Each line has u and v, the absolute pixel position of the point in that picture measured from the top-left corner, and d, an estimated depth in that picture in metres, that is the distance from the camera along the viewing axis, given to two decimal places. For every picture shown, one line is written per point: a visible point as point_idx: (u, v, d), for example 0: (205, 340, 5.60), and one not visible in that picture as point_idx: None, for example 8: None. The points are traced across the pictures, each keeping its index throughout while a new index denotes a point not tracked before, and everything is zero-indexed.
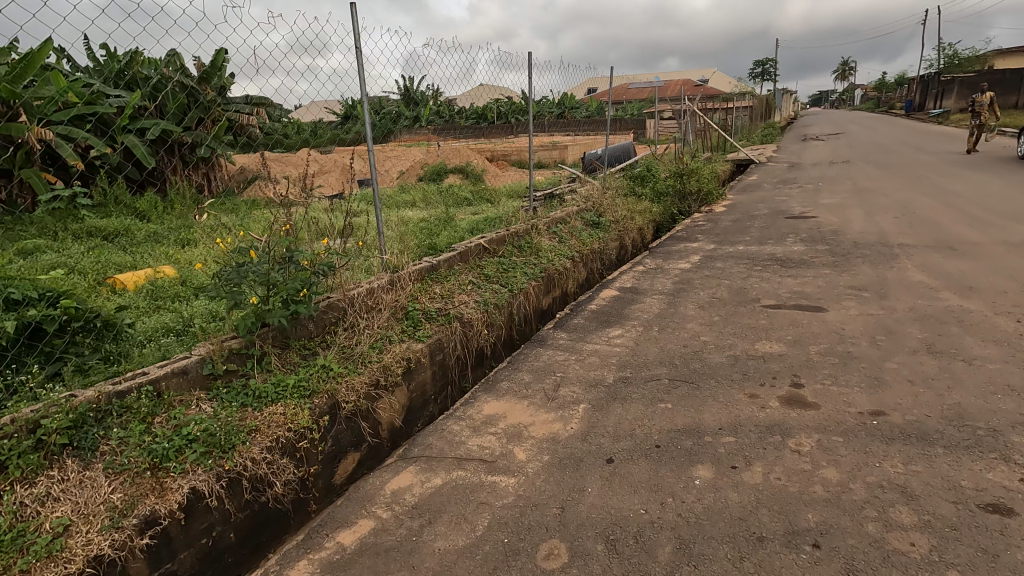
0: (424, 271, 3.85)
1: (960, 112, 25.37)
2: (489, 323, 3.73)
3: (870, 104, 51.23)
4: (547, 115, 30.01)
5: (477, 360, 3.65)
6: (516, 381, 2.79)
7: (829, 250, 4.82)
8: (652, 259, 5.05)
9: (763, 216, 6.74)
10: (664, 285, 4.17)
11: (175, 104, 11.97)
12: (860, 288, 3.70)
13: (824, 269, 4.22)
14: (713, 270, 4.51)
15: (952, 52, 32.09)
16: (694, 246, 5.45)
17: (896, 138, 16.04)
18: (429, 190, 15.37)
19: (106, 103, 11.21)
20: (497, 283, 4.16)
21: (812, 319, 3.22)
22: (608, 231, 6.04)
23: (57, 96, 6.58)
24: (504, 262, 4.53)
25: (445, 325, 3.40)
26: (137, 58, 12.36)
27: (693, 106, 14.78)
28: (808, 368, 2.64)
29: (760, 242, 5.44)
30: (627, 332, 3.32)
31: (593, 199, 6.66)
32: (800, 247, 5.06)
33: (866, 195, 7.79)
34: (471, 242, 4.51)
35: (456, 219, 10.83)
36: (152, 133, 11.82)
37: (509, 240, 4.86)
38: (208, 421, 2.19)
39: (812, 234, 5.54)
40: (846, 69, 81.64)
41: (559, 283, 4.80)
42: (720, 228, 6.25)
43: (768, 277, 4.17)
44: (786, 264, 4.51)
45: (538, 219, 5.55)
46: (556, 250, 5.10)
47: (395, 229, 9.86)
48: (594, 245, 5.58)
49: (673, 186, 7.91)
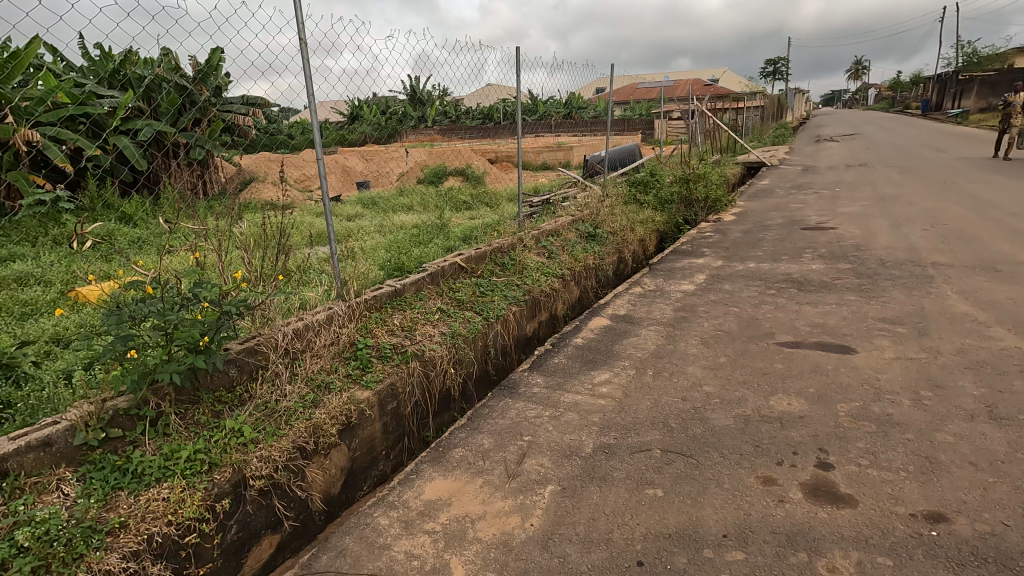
0: (383, 298, 3.35)
1: (979, 112, 24.50)
2: (457, 360, 3.21)
3: (885, 104, 50.13)
4: (554, 115, 29.49)
5: (442, 404, 3.14)
6: (473, 447, 2.27)
7: (852, 270, 4.26)
8: (652, 278, 4.52)
9: (777, 227, 6.18)
10: (663, 313, 3.64)
11: (169, 104, 11.66)
12: (893, 322, 3.14)
13: (849, 295, 3.67)
14: (720, 293, 3.96)
15: (971, 49, 31.11)
16: (700, 263, 4.91)
17: (916, 139, 15.34)
18: (428, 193, 14.93)
19: (99, 104, 10.93)
20: (471, 310, 3.64)
21: (839, 365, 2.67)
22: (605, 243, 5.52)
23: (41, 97, 6.26)
24: (483, 284, 4.00)
25: (401, 366, 2.89)
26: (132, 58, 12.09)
27: (702, 106, 14.23)
28: (838, 437, 2.09)
29: (773, 258, 4.88)
30: (615, 377, 2.78)
31: (590, 208, 6.14)
32: (819, 265, 4.50)
33: (889, 203, 7.19)
34: (446, 261, 4.00)
35: (451, 225, 10.36)
36: (146, 134, 11.51)
37: (489, 258, 4.35)
38: (57, 517, 1.70)
39: (832, 249, 4.97)
40: (860, 69, 80.33)
41: (546, 306, 4.28)
42: (729, 241, 5.70)
43: (784, 304, 3.62)
44: (805, 287, 3.95)
45: (526, 232, 5.04)
46: (544, 267, 4.57)
47: (388, 237, 9.40)
48: (589, 260, 5.05)
49: (679, 192, 7.36)
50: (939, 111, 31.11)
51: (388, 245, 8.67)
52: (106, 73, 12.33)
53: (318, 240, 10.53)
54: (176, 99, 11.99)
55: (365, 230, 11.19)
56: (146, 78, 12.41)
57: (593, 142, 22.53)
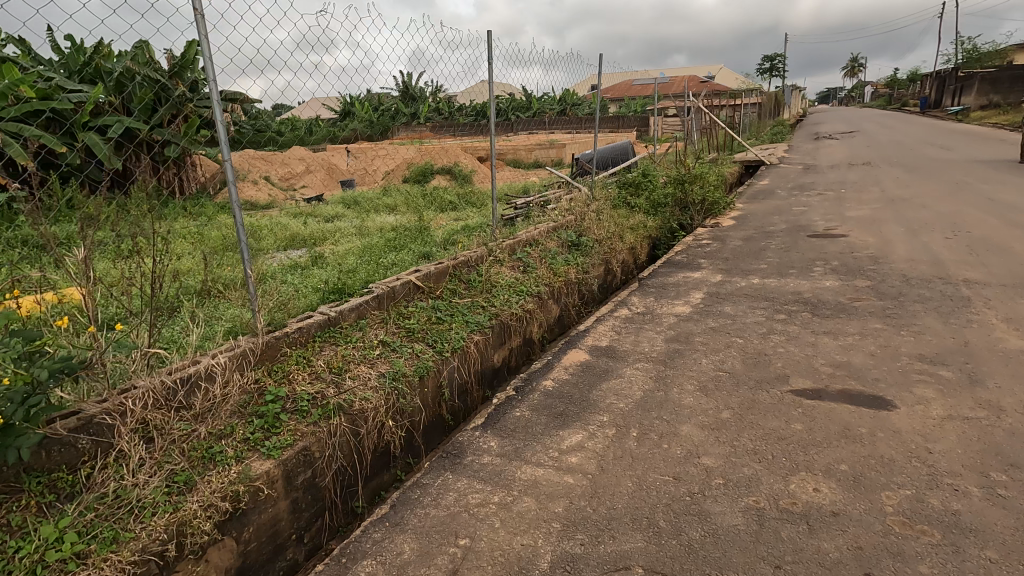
0: (308, 333, 2.75)
1: (979, 110, 24.01)
2: (398, 409, 2.61)
3: (882, 100, 49.65)
4: (548, 112, 28.87)
5: (380, 463, 2.54)
6: (390, 559, 1.68)
7: (872, 288, 3.68)
8: (640, 296, 3.93)
9: (781, 233, 5.60)
10: (654, 345, 3.04)
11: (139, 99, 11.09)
12: (935, 361, 2.56)
13: (874, 322, 3.09)
14: (720, 317, 3.38)
15: (970, 45, 30.63)
16: (697, 277, 4.32)
17: (919, 137, 14.83)
18: (413, 193, 14.33)
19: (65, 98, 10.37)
20: (423, 340, 3.04)
21: (875, 426, 2.09)
22: (589, 253, 4.93)
23: None
24: (441, 306, 3.40)
25: (320, 423, 2.29)
26: (102, 50, 11.52)
27: (698, 102, 13.69)
28: (889, 554, 1.50)
29: (779, 272, 4.30)
30: (589, 439, 2.18)
31: (573, 216, 5.55)
32: (833, 282, 3.92)
33: (901, 205, 6.62)
34: (397, 280, 3.39)
35: (433, 227, 9.78)
36: (116, 130, 10.96)
37: (452, 274, 3.75)
38: None
39: (845, 261, 4.41)
40: (855, 66, 79.94)
41: (518, 331, 3.69)
42: (729, 250, 5.12)
43: (797, 334, 3.03)
44: (820, 311, 3.36)
45: (497, 242, 4.44)
46: (517, 284, 3.96)
47: (364, 241, 8.82)
48: (570, 273, 4.46)
49: (673, 194, 6.79)
50: (937, 108, 30.63)
51: (361, 251, 8.07)
52: (77, 66, 11.78)
53: (292, 244, 9.96)
54: (147, 94, 11.42)
55: (342, 233, 10.60)
56: (117, 71, 11.84)
57: (586, 140, 21.95)
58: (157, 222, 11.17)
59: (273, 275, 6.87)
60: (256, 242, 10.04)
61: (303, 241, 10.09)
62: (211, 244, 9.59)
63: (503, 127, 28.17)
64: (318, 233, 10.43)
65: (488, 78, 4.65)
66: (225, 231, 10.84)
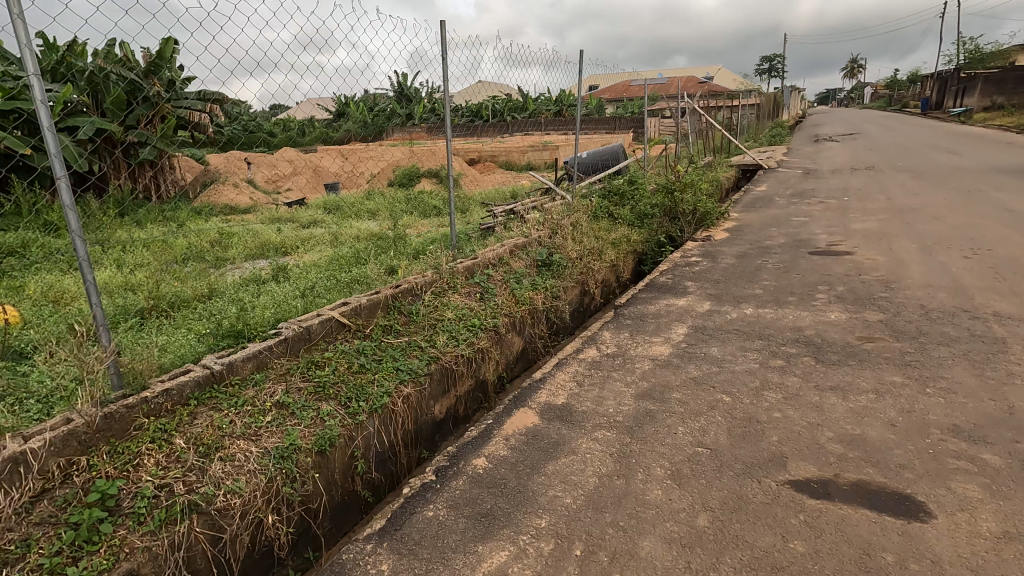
0: (178, 397, 2.18)
1: (983, 112, 23.48)
2: (285, 500, 2.02)
3: (883, 102, 49.01)
4: (544, 113, 28.28)
5: (257, 569, 1.97)
6: None
7: (886, 325, 3.12)
8: (613, 330, 3.35)
9: (778, 250, 5.03)
10: (621, 404, 2.46)
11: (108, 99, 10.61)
12: (978, 440, 1.99)
13: (892, 374, 2.52)
14: (704, 363, 2.80)
15: (973, 46, 30.02)
16: (682, 306, 3.74)
17: (924, 141, 14.28)
18: (397, 197, 13.79)
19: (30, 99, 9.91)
20: (336, 397, 2.45)
21: (907, 553, 1.51)
22: (561, 273, 4.36)
23: None
24: (368, 348, 2.82)
25: (156, 534, 1.71)
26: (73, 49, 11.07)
27: (693, 103, 13.15)
28: None
29: (777, 299, 3.73)
30: (516, 562, 1.61)
31: (546, 231, 4.99)
32: (840, 314, 3.34)
33: (911, 217, 6.06)
34: (316, 318, 2.82)
35: (410, 236, 9.25)
36: (86, 132, 10.50)
37: (389, 307, 3.17)
38: None
39: (852, 286, 3.84)
40: (855, 68, 79.48)
41: (467, 373, 3.10)
42: (720, 270, 4.56)
43: (797, 389, 2.46)
44: (825, 355, 2.80)
45: (450, 264, 3.85)
46: (469, 314, 3.38)
47: (336, 252, 8.30)
48: (537, 299, 3.89)
49: (661, 204, 6.24)
50: (940, 109, 30.08)
51: (329, 262, 7.51)
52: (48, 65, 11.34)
53: (263, 252, 9.41)
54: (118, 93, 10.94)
55: (317, 241, 10.05)
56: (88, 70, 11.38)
57: (583, 142, 21.32)
58: (124, 229, 10.65)
59: (227, 291, 6.32)
60: (224, 251, 9.50)
61: (274, 249, 9.55)
62: (174, 253, 9.06)
63: (498, 128, 27.58)
64: (291, 241, 9.89)
65: (443, 76, 4.05)
66: (196, 239, 10.32)
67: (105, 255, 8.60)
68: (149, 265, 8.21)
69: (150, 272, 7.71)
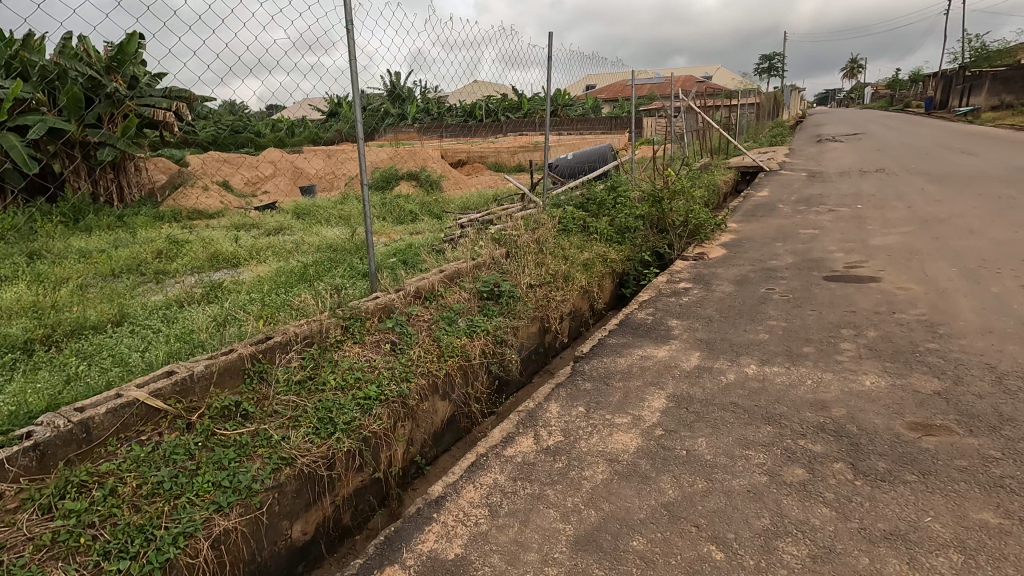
0: None
1: (990, 110, 22.60)
2: None
3: (884, 101, 48.05)
4: (539, 113, 27.40)
5: None
6: None
7: (948, 402, 2.19)
8: (564, 403, 2.42)
9: (785, 274, 4.12)
10: (546, 562, 1.53)
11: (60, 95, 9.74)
12: None
13: (984, 512, 1.59)
14: (687, 472, 1.88)
15: (978, 44, 29.09)
16: (661, 360, 2.80)
17: (936, 141, 13.41)
18: (373, 200, 12.89)
19: None
20: (87, 552, 1.53)
21: None
22: (512, 306, 3.44)
23: None
24: (183, 448, 1.89)
25: None
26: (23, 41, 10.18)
27: (689, 101, 12.26)
28: None
29: (789, 350, 2.81)
30: None
31: (501, 250, 4.06)
32: (878, 380, 2.42)
33: (940, 230, 5.15)
34: (109, 405, 1.89)
35: (376, 246, 8.35)
36: (36, 131, 9.62)
37: (242, 377, 2.25)
38: None
39: (887, 332, 2.93)
40: (854, 68, 78.69)
41: (349, 471, 2.17)
42: (715, 302, 3.64)
43: (831, 540, 1.53)
44: (867, 459, 1.87)
45: (357, 303, 2.92)
46: (366, 378, 2.46)
47: (288, 265, 7.39)
48: (473, 346, 2.96)
49: (645, 214, 5.34)
50: (945, 109, 29.17)
51: (271, 278, 6.54)
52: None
53: (212, 264, 8.50)
54: (72, 89, 10.06)
55: (275, 250, 9.14)
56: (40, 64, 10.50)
57: (575, 142, 20.38)
58: (67, 238, 9.71)
59: (141, 318, 5.38)
60: (168, 263, 8.55)
61: (226, 260, 8.64)
62: (111, 265, 8.11)
63: (490, 128, 26.62)
64: (245, 250, 8.95)
65: (348, 55, 3.02)
66: (143, 248, 9.39)
67: (27, 268, 7.64)
68: (75, 279, 7.27)
69: (72, 288, 6.79)
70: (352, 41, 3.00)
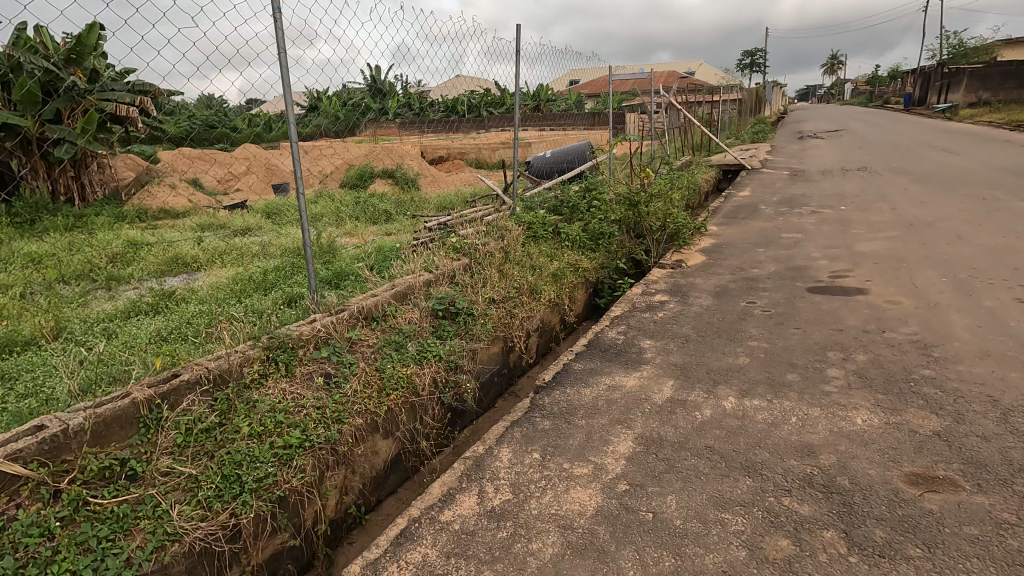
0: None
1: (968, 108, 22.75)
2: None
3: (863, 98, 48.42)
4: (521, 109, 26.98)
5: None
6: None
7: (950, 446, 1.93)
8: (517, 449, 2.12)
9: (767, 285, 3.86)
10: None
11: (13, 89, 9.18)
12: None
13: None
14: (654, 544, 1.59)
15: (956, 41, 29.22)
16: (631, 391, 2.51)
17: (917, 139, 13.34)
18: (347, 199, 12.47)
19: None
20: None
21: None
22: (471, 325, 3.13)
23: None
24: (42, 527, 1.55)
25: None
26: None
27: (670, 98, 12.01)
28: None
29: (772, 378, 2.53)
30: None
31: (462, 263, 3.75)
32: (870, 416, 2.15)
33: (927, 235, 4.95)
34: None
35: (346, 248, 7.97)
36: None
37: (135, 426, 1.92)
38: None
39: (877, 355, 2.67)
40: (834, 65, 79.28)
41: (261, 539, 1.84)
42: (691, 318, 3.37)
43: None
44: (862, 526, 1.59)
45: (289, 330, 2.59)
46: (290, 422, 2.13)
47: (250, 270, 6.98)
48: (423, 376, 2.64)
49: (621, 218, 5.06)
50: (924, 105, 29.36)
51: (228, 286, 6.13)
52: None
53: (171, 269, 8.04)
54: (26, 83, 9.50)
55: (240, 252, 8.69)
56: None
57: (558, 138, 20.06)
58: (17, 241, 9.15)
59: (79, 332, 4.95)
60: (123, 267, 8.07)
61: (186, 265, 8.19)
62: (60, 271, 7.60)
63: (473, 124, 26.14)
64: (207, 254, 8.50)
65: (277, 49, 2.66)
66: (99, 251, 8.88)
67: None
68: (19, 287, 6.78)
69: (12, 296, 6.31)
70: (281, 34, 2.64)
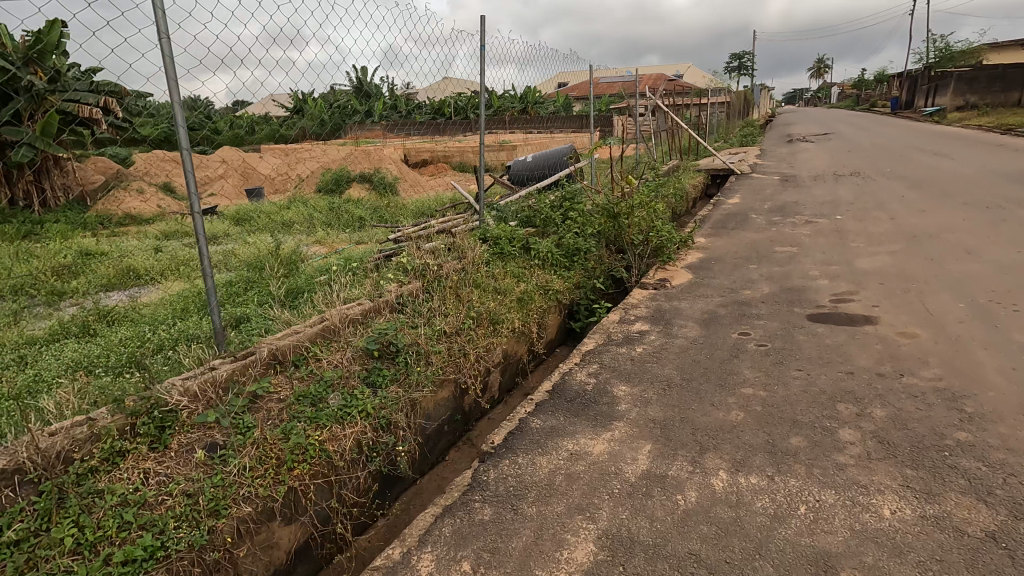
0: None
1: (956, 111, 22.61)
2: None
3: (850, 102, 48.43)
4: (509, 112, 26.43)
5: None
6: None
7: (1013, 560, 1.45)
8: (441, 557, 1.61)
9: (762, 311, 3.38)
10: None
11: None
12: None
13: None
14: None
15: (943, 44, 29.14)
16: (597, 462, 2.01)
17: (908, 142, 13.02)
18: (321, 205, 11.90)
19: None
20: None
21: None
22: (412, 366, 2.61)
23: None
24: None
25: None
26: None
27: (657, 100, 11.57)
28: None
29: (772, 443, 2.04)
30: None
31: (412, 288, 3.24)
32: (902, 506, 1.66)
33: (933, 248, 4.50)
34: None
35: (310, 258, 7.39)
36: None
37: None
38: None
39: (899, 410, 2.18)
40: (821, 69, 79.69)
41: None
42: (675, 354, 2.87)
43: None
44: None
45: (169, 387, 2.07)
46: (141, 522, 1.61)
47: (201, 284, 6.39)
48: (342, 441, 2.12)
49: (598, 231, 4.57)
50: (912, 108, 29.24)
51: (172, 303, 5.54)
52: None
53: (121, 281, 7.41)
54: None
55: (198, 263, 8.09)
56: None
57: (544, 141, 19.56)
58: None
59: None
60: (68, 280, 7.43)
61: (137, 277, 7.57)
62: None
63: (459, 126, 25.53)
64: (163, 264, 7.89)
65: (158, 38, 2.17)
66: (47, 261, 8.24)
67: None
68: None
69: None
70: (163, 21, 2.15)
